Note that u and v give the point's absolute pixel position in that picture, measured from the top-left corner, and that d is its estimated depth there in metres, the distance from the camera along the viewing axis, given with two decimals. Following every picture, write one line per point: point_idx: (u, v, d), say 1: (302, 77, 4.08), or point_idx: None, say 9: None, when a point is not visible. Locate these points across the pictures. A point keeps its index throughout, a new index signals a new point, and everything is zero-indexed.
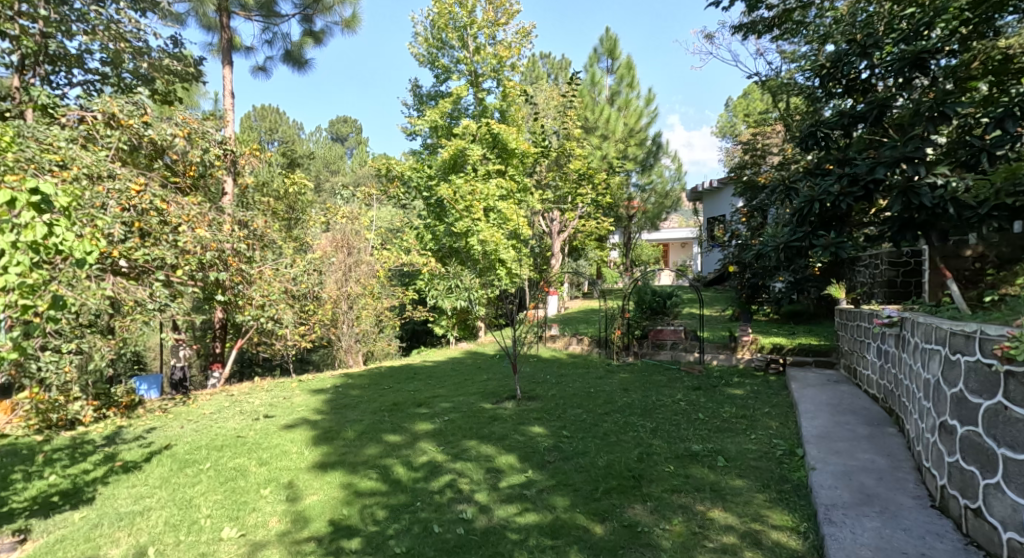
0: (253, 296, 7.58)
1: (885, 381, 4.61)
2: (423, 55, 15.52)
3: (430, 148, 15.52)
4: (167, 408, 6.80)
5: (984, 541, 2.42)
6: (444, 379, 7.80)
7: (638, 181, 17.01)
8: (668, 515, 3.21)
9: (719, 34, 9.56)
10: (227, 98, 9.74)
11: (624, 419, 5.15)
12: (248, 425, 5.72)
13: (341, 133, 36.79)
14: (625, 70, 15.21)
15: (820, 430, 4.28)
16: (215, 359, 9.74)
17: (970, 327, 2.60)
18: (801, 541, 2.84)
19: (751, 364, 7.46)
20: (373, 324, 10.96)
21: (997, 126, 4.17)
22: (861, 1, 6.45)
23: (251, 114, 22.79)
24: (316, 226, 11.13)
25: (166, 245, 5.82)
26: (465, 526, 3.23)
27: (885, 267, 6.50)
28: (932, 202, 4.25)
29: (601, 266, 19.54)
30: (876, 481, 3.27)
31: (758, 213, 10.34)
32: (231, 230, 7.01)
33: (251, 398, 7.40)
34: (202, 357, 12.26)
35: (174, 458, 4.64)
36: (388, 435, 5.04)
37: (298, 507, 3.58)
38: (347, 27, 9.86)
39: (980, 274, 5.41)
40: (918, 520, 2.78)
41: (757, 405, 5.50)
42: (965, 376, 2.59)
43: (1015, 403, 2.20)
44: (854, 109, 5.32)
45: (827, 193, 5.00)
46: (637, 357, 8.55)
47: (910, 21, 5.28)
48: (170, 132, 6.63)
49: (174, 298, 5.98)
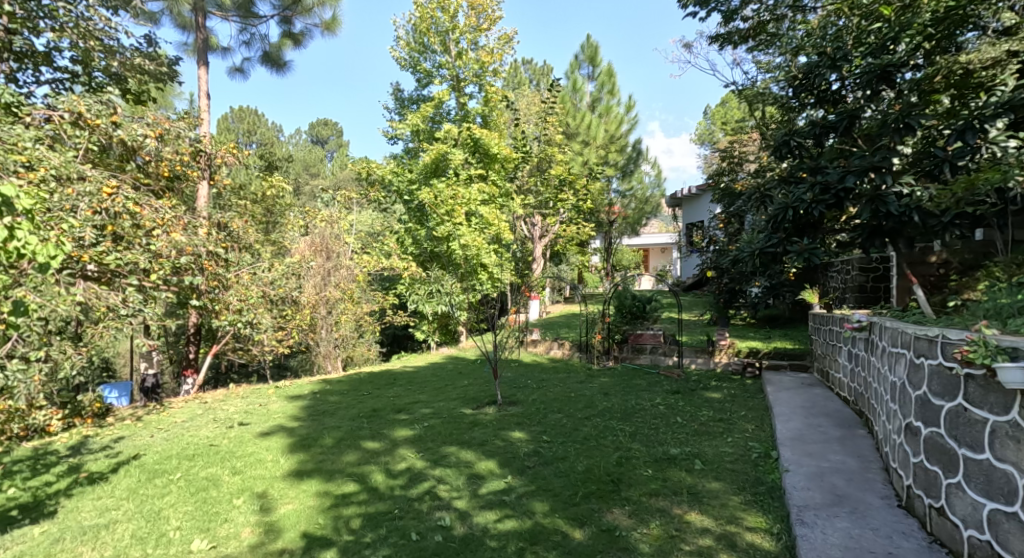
0: (229, 301, 7.47)
1: (855, 384, 4.73)
2: (405, 59, 15.45)
3: (412, 152, 15.45)
4: (138, 416, 6.63)
5: (947, 540, 2.49)
6: (425, 384, 7.74)
7: (619, 187, 17.11)
8: (646, 518, 3.24)
9: (697, 43, 9.73)
10: (203, 99, 9.58)
11: (604, 423, 5.18)
12: (222, 432, 5.61)
13: (321, 136, 36.47)
14: (605, 77, 15.49)
15: (794, 432, 4.37)
16: (188, 365, 9.48)
17: (932, 331, 2.68)
18: (775, 542, 2.90)
19: (728, 368, 7.58)
20: (353, 329, 10.88)
21: (958, 139, 4.33)
22: (832, 15, 6.64)
23: (228, 115, 22.52)
24: (295, 230, 10.99)
25: (139, 249, 5.65)
26: (444, 533, 3.21)
27: (856, 272, 6.66)
28: (898, 210, 4.40)
29: (582, 270, 19.67)
30: (846, 482, 3.35)
31: (735, 220, 10.55)
32: (207, 234, 6.89)
33: (226, 406, 7.24)
34: (175, 363, 12.02)
35: (143, 468, 4.52)
36: (367, 441, 4.99)
37: (271, 518, 3.52)
38: (327, 30, 9.82)
39: (944, 280, 5.58)
40: (886, 520, 2.85)
41: (734, 409, 5.58)
42: (929, 379, 2.68)
43: (975, 404, 2.28)
44: (826, 118, 5.47)
45: (800, 201, 5.08)
46: (617, 362, 8.63)
47: (876, 35, 5.47)
48: (140, 132, 6.51)
49: (147, 303, 5.82)
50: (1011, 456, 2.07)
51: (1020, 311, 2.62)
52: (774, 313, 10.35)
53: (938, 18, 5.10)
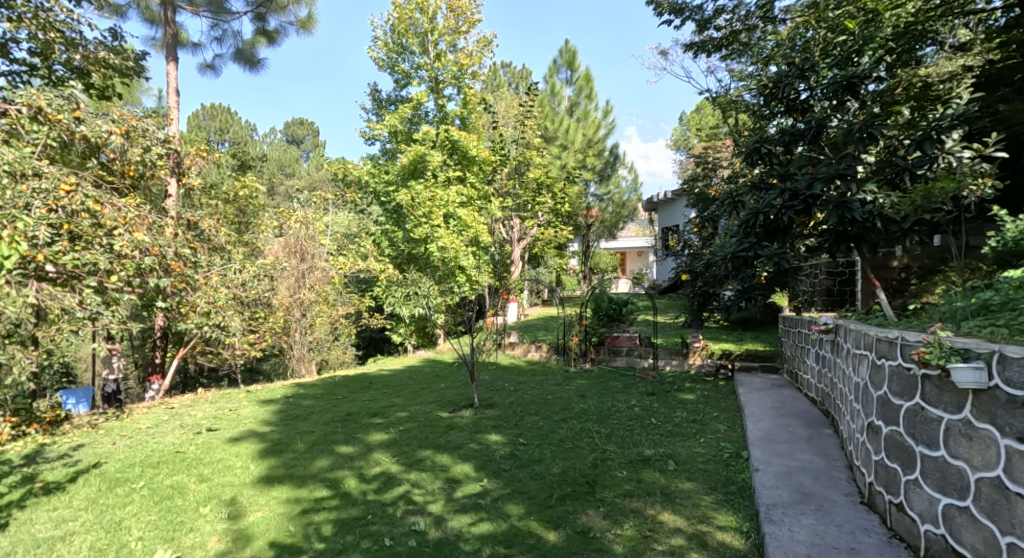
0: (197, 303, 7.28)
1: (822, 385, 4.86)
2: (383, 59, 15.34)
3: (389, 153, 15.29)
4: (97, 423, 6.40)
5: (906, 534, 2.59)
6: (401, 388, 7.65)
7: (597, 191, 17.45)
8: (620, 519, 3.28)
9: (673, 51, 9.91)
10: (171, 95, 9.31)
11: (581, 425, 5.21)
12: (189, 439, 5.46)
13: (297, 136, 36.06)
14: (584, 82, 15.66)
15: (764, 433, 4.47)
16: (154, 370, 9.20)
17: (893, 333, 2.78)
18: (744, 541, 2.96)
19: (702, 369, 7.74)
20: (328, 332, 10.78)
21: (916, 148, 4.56)
22: (801, 27, 6.85)
23: (199, 113, 22.07)
24: (268, 231, 10.84)
25: (99, 249, 5.47)
26: (418, 538, 3.19)
27: (824, 276, 6.88)
28: (863, 216, 4.54)
29: (560, 273, 19.74)
30: (812, 480, 3.45)
31: (709, 224, 10.73)
32: (173, 234, 6.82)
33: (193, 411, 7.06)
34: (141, 367, 11.68)
35: (104, 477, 4.38)
36: (341, 446, 4.93)
37: (240, 525, 3.45)
38: (303, 28, 9.72)
39: (905, 284, 5.83)
40: (849, 516, 2.94)
41: (707, 410, 5.68)
42: (889, 380, 2.77)
43: (931, 404, 2.37)
44: (795, 127, 5.60)
45: (770, 206, 5.18)
46: (594, 363, 8.70)
47: (842, 48, 5.64)
48: (104, 128, 6.30)
49: (108, 306, 5.62)
50: (964, 453, 2.15)
51: (973, 314, 2.75)
52: (746, 316, 10.57)
53: (899, 33, 5.50)
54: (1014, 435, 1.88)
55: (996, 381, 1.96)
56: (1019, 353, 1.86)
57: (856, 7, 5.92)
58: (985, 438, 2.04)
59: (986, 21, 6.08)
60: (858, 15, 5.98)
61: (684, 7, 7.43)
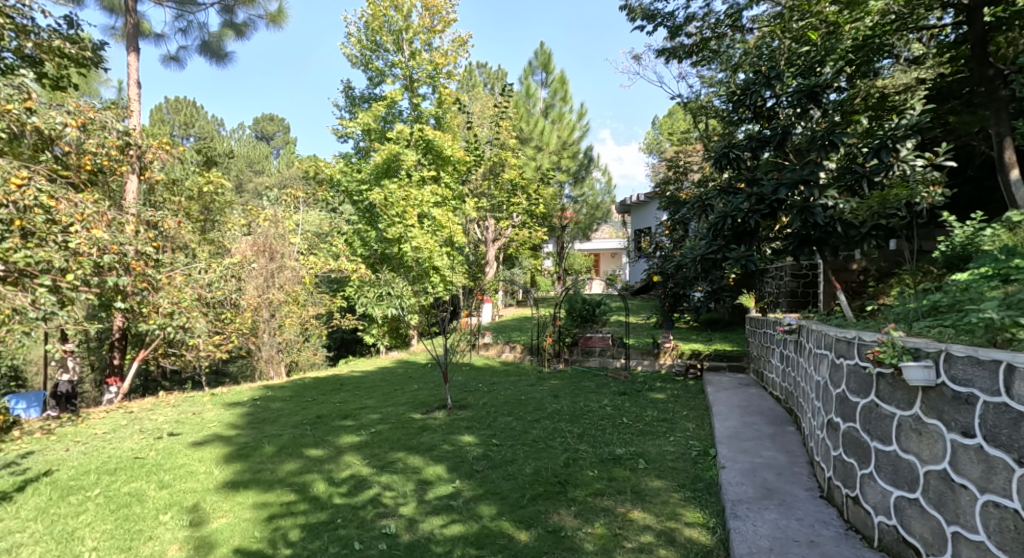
0: (159, 303, 7.08)
1: (786, 384, 5.01)
2: (356, 56, 15.25)
3: (362, 151, 15.10)
4: (50, 429, 6.16)
5: (861, 526, 2.70)
6: (373, 390, 7.54)
7: (571, 193, 17.89)
8: (591, 518, 3.32)
9: (646, 56, 9.99)
10: (132, 87, 9.01)
11: (553, 425, 5.26)
12: (148, 444, 5.30)
13: (266, 132, 35.36)
14: (558, 84, 15.90)
15: (730, 431, 4.58)
16: (112, 372, 8.87)
17: (850, 334, 2.89)
18: (710, 536, 3.04)
19: (672, 369, 7.87)
20: (298, 333, 10.59)
21: (874, 156, 4.64)
22: (768, 37, 7.13)
23: (162, 106, 21.44)
24: (236, 229, 10.58)
25: (53, 246, 5.25)
26: (388, 541, 3.17)
27: (788, 278, 7.11)
28: (824, 220, 4.71)
29: (534, 274, 19.77)
30: (776, 475, 3.56)
31: (680, 227, 10.90)
32: (134, 232, 6.61)
33: (154, 415, 6.85)
34: (99, 369, 11.27)
35: (56, 485, 4.21)
36: (310, 449, 4.85)
37: (202, 532, 3.38)
38: (272, 22, 9.49)
39: (864, 286, 6.07)
40: (809, 509, 3.05)
41: (676, 409, 5.80)
42: (847, 378, 2.89)
43: (884, 401, 2.49)
44: (761, 133, 5.67)
45: (737, 210, 5.30)
46: (566, 364, 8.77)
47: (805, 57, 5.81)
48: (58, 120, 6.04)
49: (63, 306, 5.43)
50: (915, 447, 2.26)
51: (923, 315, 2.89)
52: (715, 317, 10.83)
53: (858, 46, 5.79)
54: (958, 430, 1.99)
55: (943, 378, 2.07)
56: (963, 351, 1.96)
57: (817, 20, 6.24)
58: (933, 432, 2.14)
59: (937, 36, 6.40)
60: (821, 27, 6.28)
61: (657, 13, 7.57)
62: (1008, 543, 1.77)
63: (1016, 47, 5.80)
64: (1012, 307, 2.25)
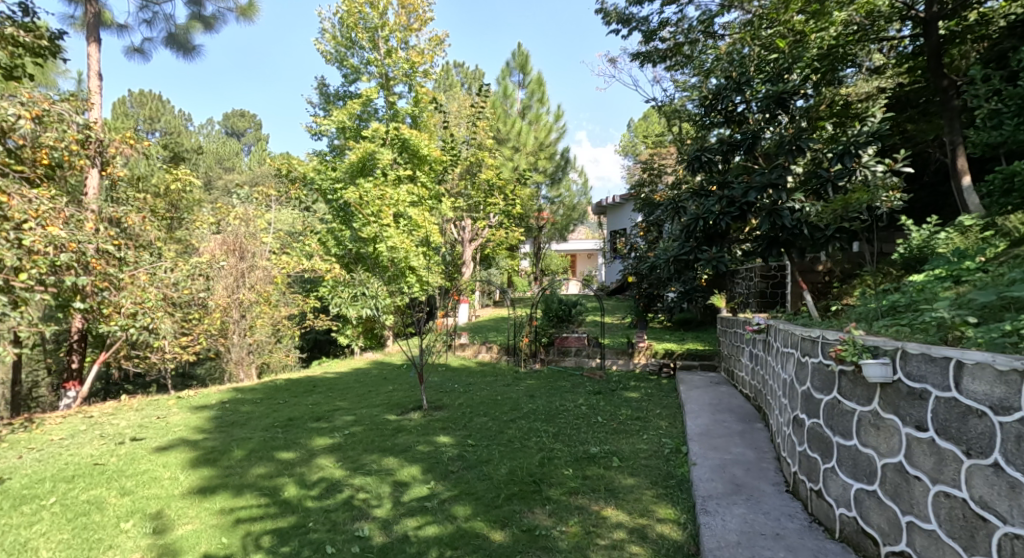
0: (122, 304, 6.89)
1: (755, 382, 5.14)
2: (331, 53, 15.10)
3: (337, 150, 14.91)
4: (3, 436, 5.92)
5: (824, 519, 2.79)
6: (347, 391, 7.52)
7: (548, 194, 18.24)
8: (565, 516, 3.36)
9: (621, 59, 10.12)
10: (92, 79, 8.73)
11: (529, 424, 5.30)
12: (109, 450, 5.14)
13: (236, 127, 34.69)
14: (535, 86, 16.12)
15: (702, 428, 4.69)
16: (70, 376, 8.48)
17: (815, 332, 3.00)
18: (681, 532, 3.10)
19: (647, 368, 7.99)
20: (269, 334, 10.41)
21: (837, 161, 4.85)
22: (737, 43, 7.23)
23: (125, 98, 20.89)
24: (204, 227, 10.32)
25: (5, 243, 5.08)
26: (361, 544, 3.16)
27: (758, 279, 7.31)
28: (791, 223, 4.88)
29: (511, 275, 19.72)
30: (744, 471, 3.65)
31: (654, 228, 11.05)
32: (94, 230, 6.38)
33: (116, 419, 6.64)
34: (56, 373, 10.80)
35: (8, 495, 4.05)
36: (282, 452, 4.79)
37: (166, 540, 3.30)
38: (242, 15, 9.26)
39: (829, 286, 6.28)
40: (775, 503, 3.14)
41: (650, 407, 5.90)
42: (812, 376, 2.99)
43: (846, 397, 2.58)
44: (732, 137, 5.79)
45: (709, 212, 5.38)
46: (543, 364, 8.82)
47: (775, 64, 5.98)
48: (10, 111, 5.92)
49: (14, 306, 5.26)
50: (873, 441, 2.35)
51: (882, 315, 3.01)
52: (688, 317, 11.02)
53: (822, 54, 6.15)
54: (913, 424, 2.08)
55: (899, 374, 2.16)
56: (917, 349, 2.05)
57: (786, 29, 6.43)
58: (890, 426, 2.23)
59: (896, 48, 6.74)
60: (788, 36, 6.51)
61: (631, 17, 7.70)
62: (957, 530, 1.86)
63: (969, 59, 6.04)
64: (962, 307, 2.36)
